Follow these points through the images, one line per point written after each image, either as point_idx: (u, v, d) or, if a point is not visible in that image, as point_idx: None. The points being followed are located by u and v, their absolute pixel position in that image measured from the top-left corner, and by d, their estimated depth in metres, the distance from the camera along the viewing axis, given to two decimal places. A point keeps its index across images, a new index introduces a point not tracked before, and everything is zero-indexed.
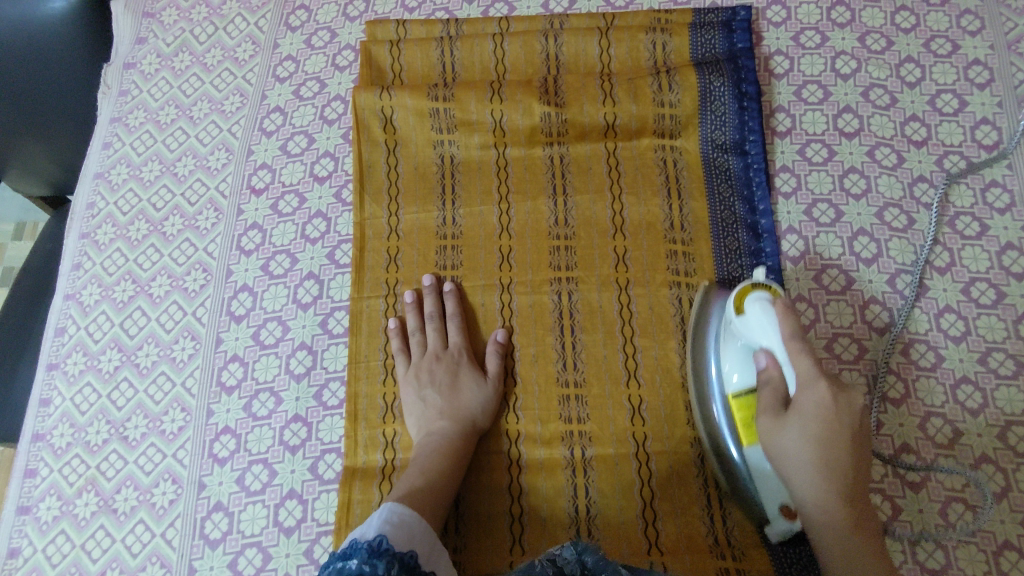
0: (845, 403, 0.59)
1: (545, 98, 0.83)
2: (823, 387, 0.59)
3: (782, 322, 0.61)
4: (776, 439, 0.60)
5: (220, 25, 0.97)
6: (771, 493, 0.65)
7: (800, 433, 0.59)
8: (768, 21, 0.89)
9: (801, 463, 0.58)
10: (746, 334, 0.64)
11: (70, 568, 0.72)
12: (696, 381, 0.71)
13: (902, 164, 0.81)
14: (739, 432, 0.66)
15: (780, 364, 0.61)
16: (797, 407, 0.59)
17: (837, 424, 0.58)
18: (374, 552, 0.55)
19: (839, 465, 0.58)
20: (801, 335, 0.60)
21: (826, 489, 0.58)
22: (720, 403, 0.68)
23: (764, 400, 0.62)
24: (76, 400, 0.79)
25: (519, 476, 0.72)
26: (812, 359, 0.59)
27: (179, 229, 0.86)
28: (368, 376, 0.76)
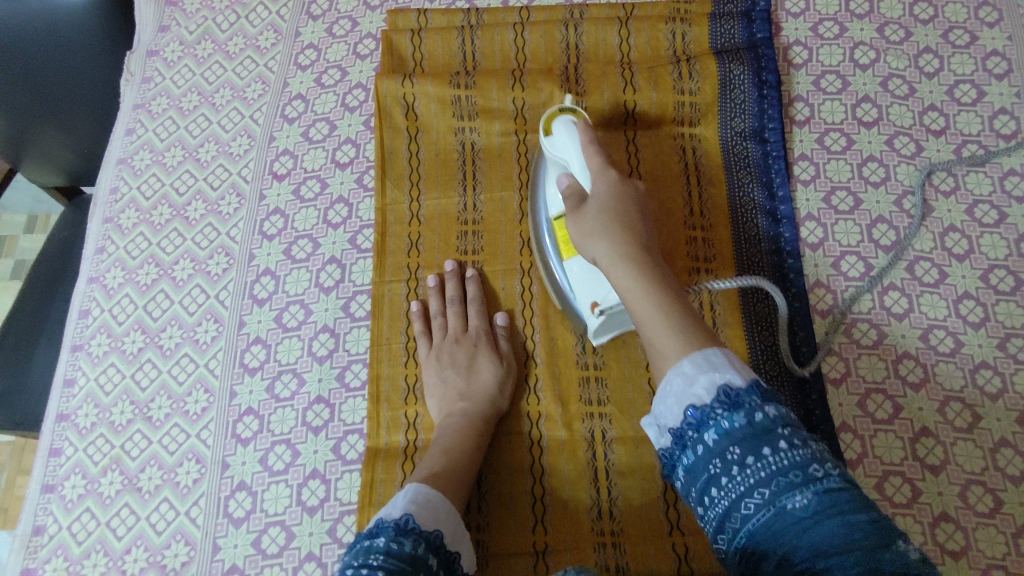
0: (630, 193, 0.66)
1: (566, 85, 0.84)
2: (612, 178, 0.66)
3: (582, 133, 0.68)
4: (576, 223, 0.65)
5: (243, 13, 0.98)
6: (587, 294, 0.70)
7: (597, 213, 0.64)
8: (787, 12, 0.89)
9: (601, 232, 0.63)
10: (554, 155, 0.71)
11: (94, 546, 0.73)
12: (533, 191, 0.78)
13: (920, 153, 0.82)
14: (561, 250, 0.73)
15: (578, 172, 0.68)
16: (593, 197, 0.66)
17: (625, 201, 0.65)
18: (401, 530, 0.56)
19: (633, 237, 0.62)
20: (597, 143, 0.68)
21: (618, 248, 0.62)
22: (546, 227, 0.75)
23: (567, 200, 0.67)
24: (101, 381, 0.80)
25: (541, 457, 0.72)
26: (602, 158, 0.67)
27: (202, 214, 0.87)
28: (390, 359, 0.77)
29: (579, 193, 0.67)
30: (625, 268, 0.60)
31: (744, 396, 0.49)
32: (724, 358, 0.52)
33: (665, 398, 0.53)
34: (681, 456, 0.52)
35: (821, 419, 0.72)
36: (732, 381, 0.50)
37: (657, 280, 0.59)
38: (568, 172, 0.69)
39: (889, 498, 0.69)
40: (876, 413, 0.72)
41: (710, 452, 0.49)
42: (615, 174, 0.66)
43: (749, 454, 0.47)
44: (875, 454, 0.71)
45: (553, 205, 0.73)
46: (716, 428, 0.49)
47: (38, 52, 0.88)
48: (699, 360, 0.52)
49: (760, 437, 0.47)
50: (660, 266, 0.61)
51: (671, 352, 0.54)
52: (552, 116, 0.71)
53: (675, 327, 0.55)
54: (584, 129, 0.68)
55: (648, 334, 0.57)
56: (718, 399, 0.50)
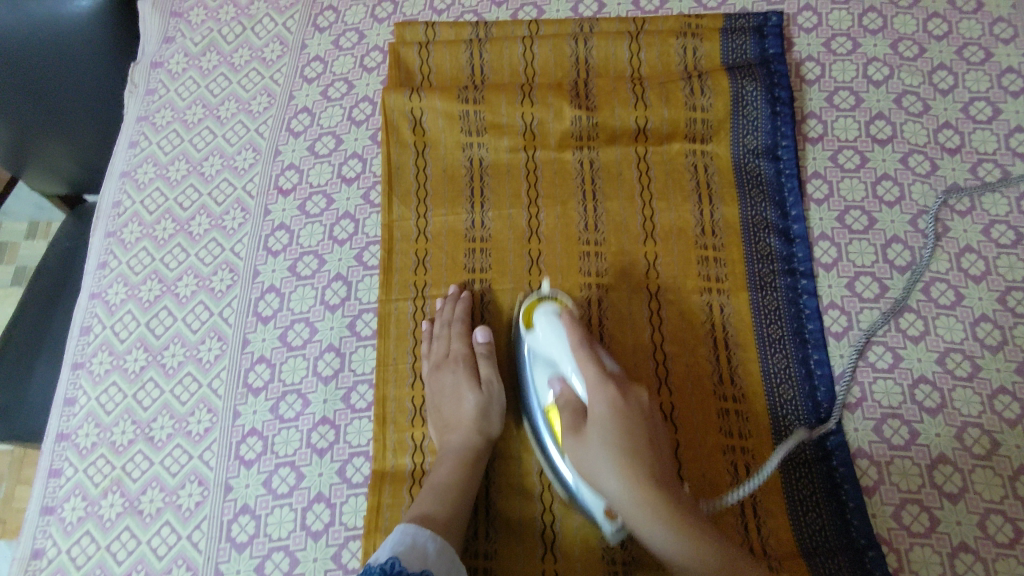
0: (632, 404, 0.62)
1: (575, 101, 0.83)
2: (611, 391, 0.62)
3: (571, 332, 0.66)
4: (579, 448, 0.61)
5: (248, 25, 0.97)
6: (596, 498, 0.63)
7: (598, 440, 0.60)
8: (799, 27, 0.88)
9: (607, 467, 0.58)
10: (545, 350, 0.69)
11: (94, 570, 0.72)
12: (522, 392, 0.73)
13: (935, 172, 0.81)
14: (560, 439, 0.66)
15: (576, 386, 0.65)
16: (591, 417, 0.62)
17: (626, 414, 0.61)
18: (386, 574, 0.56)
19: (641, 458, 0.58)
20: (587, 343, 0.65)
21: (637, 497, 0.56)
22: (541, 418, 0.69)
23: (564, 422, 0.63)
24: (102, 400, 0.79)
25: (551, 482, 0.71)
26: (595, 366, 0.64)
27: (206, 229, 0.86)
28: (396, 380, 0.76)
29: (576, 408, 0.64)
30: (642, 508, 0.56)
31: None
32: None
33: None
34: None
35: (836, 445, 0.71)
36: None
37: (682, 523, 0.55)
38: (562, 380, 0.66)
39: (907, 527, 0.68)
40: (892, 439, 0.71)
41: None
42: (614, 384, 0.62)
43: None
44: (892, 481, 0.69)
45: (548, 405, 0.68)
46: None
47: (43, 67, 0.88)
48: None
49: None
50: (676, 496, 0.58)
51: None
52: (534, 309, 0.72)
53: None
54: (569, 322, 0.67)
55: None
56: None
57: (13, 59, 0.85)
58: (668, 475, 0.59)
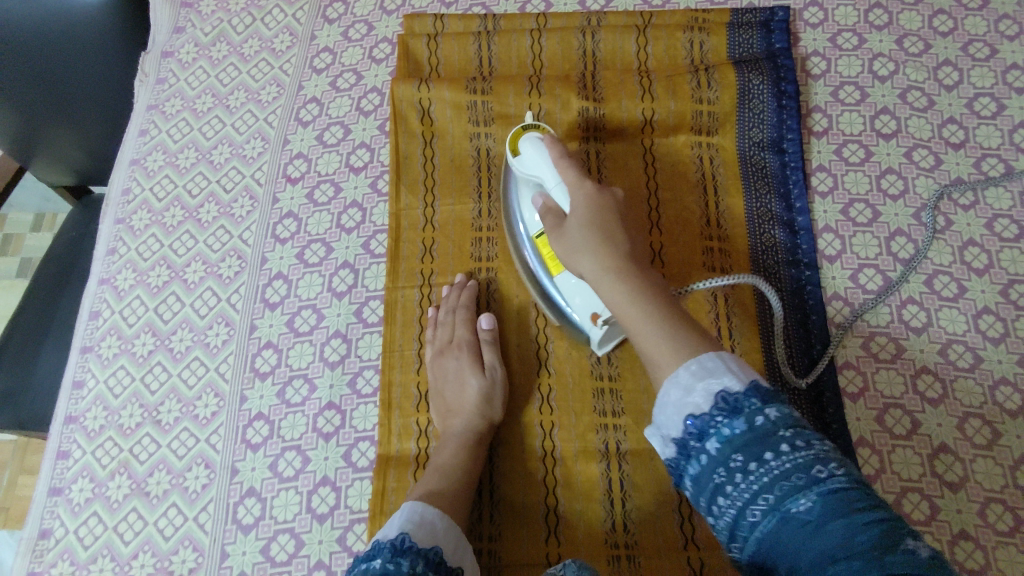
0: (609, 199, 0.62)
1: (582, 92, 0.83)
2: (589, 189, 0.62)
3: (551, 149, 0.65)
4: (564, 245, 0.61)
5: (258, 16, 0.98)
6: (586, 307, 0.69)
7: (579, 228, 0.60)
8: (805, 22, 0.89)
9: (585, 248, 0.59)
10: (524, 174, 0.67)
11: (101, 551, 0.72)
12: (508, 220, 0.75)
13: (939, 166, 0.81)
14: (549, 265, 0.71)
15: (555, 191, 0.64)
16: (569, 213, 0.62)
17: (602, 208, 0.61)
18: (397, 550, 0.55)
19: (614, 242, 0.59)
20: (569, 156, 0.64)
21: (603, 265, 0.57)
22: (528, 246, 0.73)
23: (549, 223, 0.63)
24: (110, 383, 0.79)
25: (555, 468, 0.71)
26: (575, 169, 0.63)
27: (215, 217, 0.87)
28: (402, 366, 0.76)
29: (557, 211, 0.64)
30: (608, 285, 0.57)
31: (743, 399, 0.46)
32: (723, 361, 0.49)
33: (664, 408, 0.49)
34: (687, 466, 0.48)
35: (838, 433, 0.71)
36: (730, 384, 0.47)
37: (644, 293, 0.55)
38: (543, 191, 0.66)
39: (908, 515, 0.68)
40: (894, 428, 0.71)
41: (714, 463, 0.46)
42: (592, 183, 0.62)
43: (749, 461, 0.44)
44: (893, 470, 0.70)
45: (534, 225, 0.70)
46: (716, 436, 0.46)
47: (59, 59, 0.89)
48: (692, 365, 0.49)
49: (761, 441, 0.44)
50: (648, 276, 0.57)
51: (665, 360, 0.51)
52: (518, 136, 0.68)
53: (664, 330, 0.52)
54: (553, 144, 0.65)
55: (638, 341, 0.54)
56: (716, 403, 0.47)
57: (28, 51, 0.86)
58: (646, 265, 0.59)
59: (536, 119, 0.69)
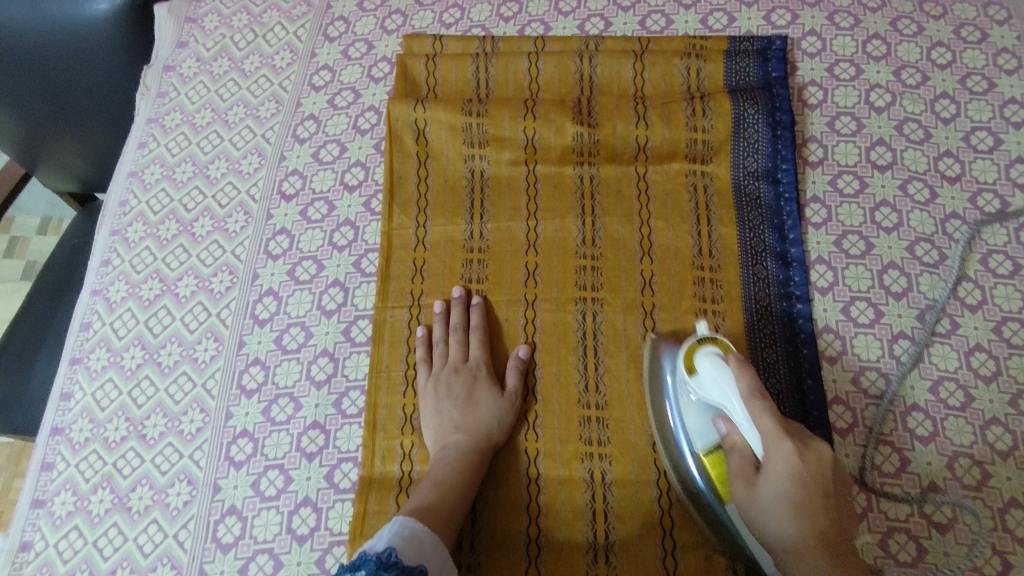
0: (812, 459, 0.57)
1: (578, 118, 0.83)
2: (789, 444, 0.57)
3: (741, 380, 0.61)
4: (758, 504, 0.58)
5: (260, 32, 0.99)
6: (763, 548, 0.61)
7: (776, 495, 0.57)
8: (803, 52, 0.89)
9: (780, 514, 0.57)
10: (702, 394, 0.64)
11: (80, 565, 0.72)
12: (651, 392, 0.71)
13: (934, 200, 0.81)
14: (719, 490, 0.64)
15: (747, 435, 0.61)
16: (766, 466, 0.58)
17: (806, 475, 0.57)
18: (383, 564, 0.55)
19: (815, 516, 0.56)
20: (761, 393, 0.60)
21: (801, 554, 0.55)
22: (684, 458, 0.67)
23: (735, 470, 0.61)
24: (97, 396, 0.80)
25: (539, 495, 0.71)
26: (772, 416, 0.58)
27: (208, 231, 0.87)
28: (388, 387, 0.76)
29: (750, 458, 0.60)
30: None
31: None
32: None
33: None
34: None
35: None
36: None
37: None
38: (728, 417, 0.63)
39: (893, 556, 0.67)
40: (883, 466, 0.70)
41: None
42: (792, 438, 0.57)
43: None
44: (880, 509, 0.69)
45: (701, 442, 0.66)
46: None
47: (70, 76, 0.92)
48: None
49: None
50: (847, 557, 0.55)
51: None
52: (696, 352, 0.66)
53: None
54: (739, 369, 0.62)
55: None
56: None
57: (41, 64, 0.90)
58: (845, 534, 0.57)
59: (711, 341, 0.66)
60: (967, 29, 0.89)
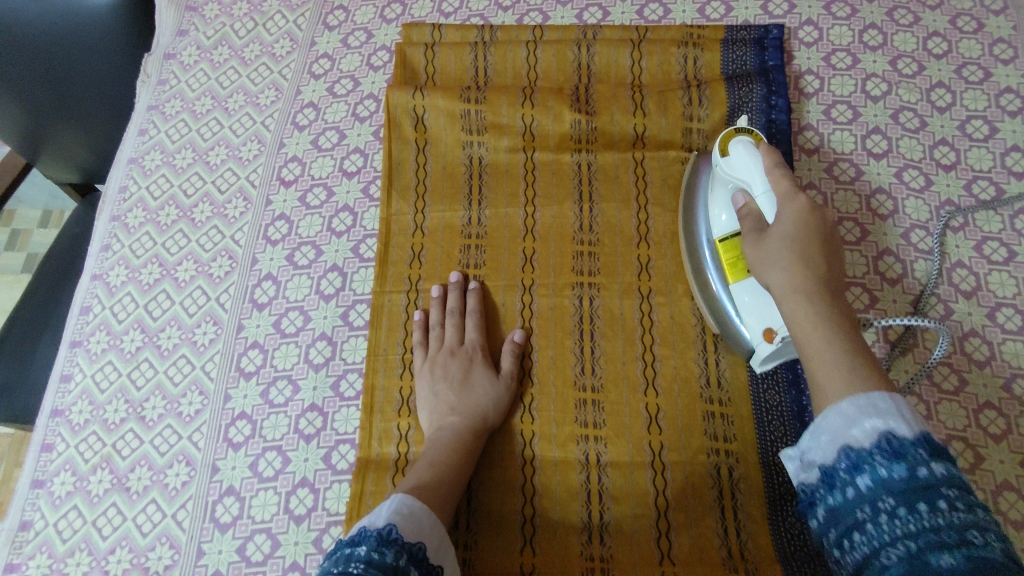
0: (818, 219, 0.64)
1: (575, 105, 0.84)
2: (800, 205, 0.64)
3: (765, 156, 0.68)
4: (759, 250, 0.65)
5: (260, 21, 0.99)
6: (758, 321, 0.68)
7: (778, 238, 0.63)
8: (800, 41, 0.89)
9: (777, 260, 0.62)
10: (728, 175, 0.71)
11: (79, 545, 0.72)
12: (686, 212, 0.78)
13: (929, 187, 0.81)
14: (729, 273, 0.72)
15: (759, 196, 0.67)
16: (775, 225, 0.65)
17: (809, 227, 0.63)
18: (383, 540, 0.56)
19: (813, 266, 0.61)
20: (781, 165, 0.67)
21: (792, 276, 0.61)
22: (705, 251, 0.76)
23: (747, 228, 0.67)
24: (97, 378, 0.80)
25: (534, 477, 0.71)
26: (790, 181, 0.66)
27: (208, 216, 0.87)
28: (385, 370, 0.77)
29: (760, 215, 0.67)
30: (798, 299, 0.60)
31: (910, 447, 0.47)
32: (894, 406, 0.50)
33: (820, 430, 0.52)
34: (826, 496, 0.51)
35: None
36: (895, 430, 0.48)
37: (832, 312, 0.58)
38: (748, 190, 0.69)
39: None
40: None
41: (861, 498, 0.48)
42: (804, 199, 0.64)
43: (902, 506, 0.46)
44: None
45: (720, 225, 0.73)
46: (872, 474, 0.48)
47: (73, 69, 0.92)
48: (859, 398, 0.51)
49: (919, 489, 0.46)
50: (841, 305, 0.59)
51: (835, 386, 0.53)
52: (729, 137, 0.71)
53: (842, 354, 0.55)
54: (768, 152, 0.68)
55: (808, 364, 0.57)
56: (879, 444, 0.48)
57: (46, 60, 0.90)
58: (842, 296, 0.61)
59: (746, 125, 0.72)
60: (964, 19, 0.89)
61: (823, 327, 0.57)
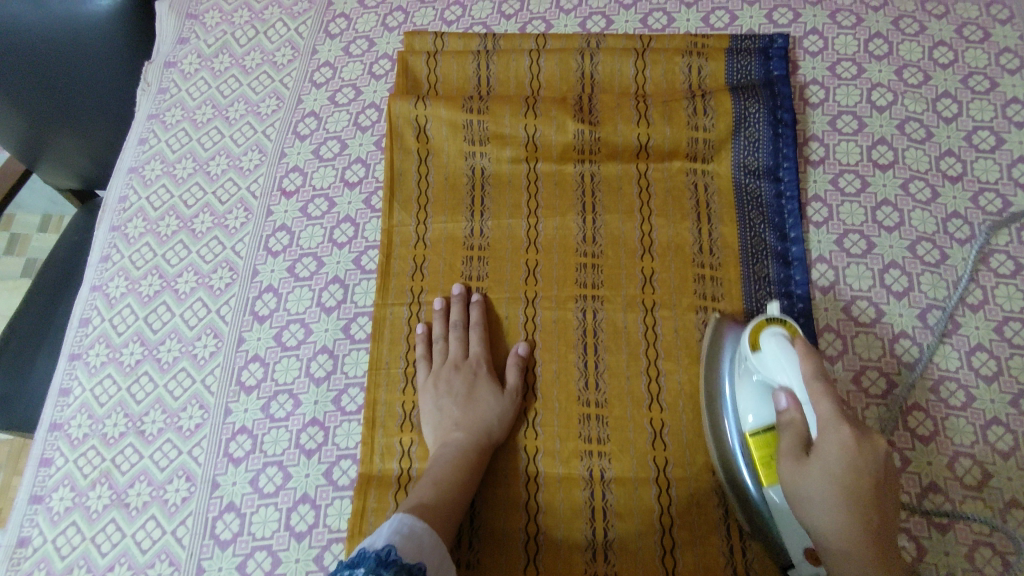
0: (869, 450, 0.54)
1: (579, 116, 0.83)
2: (846, 432, 0.55)
3: (804, 361, 0.60)
4: (798, 481, 0.57)
5: (261, 29, 0.99)
6: (798, 539, 0.62)
7: (821, 476, 0.55)
8: (805, 50, 0.89)
9: (826, 509, 0.55)
10: (765, 375, 0.64)
11: (78, 561, 0.72)
12: (708, 366, 0.72)
13: (935, 199, 0.80)
14: (761, 476, 0.64)
15: (802, 407, 0.59)
16: (816, 452, 0.56)
17: (860, 461, 0.54)
18: (381, 562, 0.55)
19: (865, 508, 0.54)
20: (822, 372, 0.59)
21: (850, 545, 0.54)
22: (732, 431, 0.68)
23: (784, 445, 0.59)
24: (96, 391, 0.79)
25: (537, 493, 0.71)
26: (832, 400, 0.56)
27: (208, 227, 0.87)
28: (387, 383, 0.76)
29: (801, 434, 0.59)
30: (857, 572, 0.53)
31: None
32: None
33: None
34: None
35: None
36: None
37: None
38: (785, 392, 0.61)
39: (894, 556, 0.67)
40: None
41: None
42: (849, 424, 0.55)
43: None
44: None
45: (750, 419, 0.66)
46: None
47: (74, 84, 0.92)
48: None
49: None
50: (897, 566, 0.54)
51: None
52: (760, 329, 0.65)
53: None
54: (807, 354, 0.60)
55: None
56: None
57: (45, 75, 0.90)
58: (891, 528, 0.55)
59: (779, 314, 0.66)
60: (970, 28, 0.89)
61: None
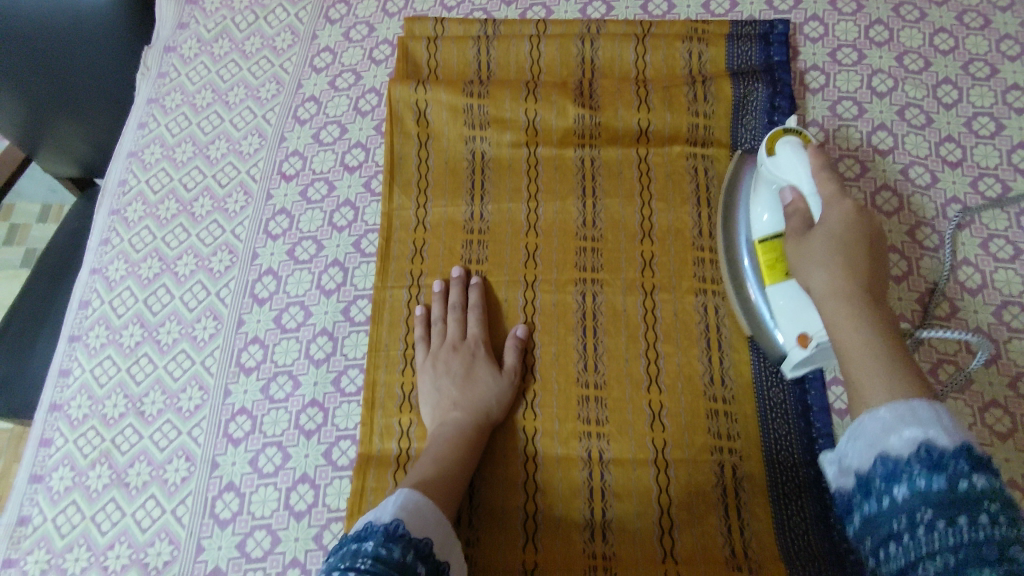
0: (865, 222, 0.65)
1: (578, 100, 0.83)
2: (846, 206, 0.65)
3: (814, 159, 0.68)
4: (802, 247, 0.66)
5: (261, 14, 0.99)
6: (794, 322, 0.68)
7: (823, 240, 0.64)
8: (806, 36, 0.89)
9: (823, 260, 0.63)
10: (776, 178, 0.71)
11: (78, 540, 0.72)
12: (726, 207, 0.77)
13: (935, 184, 0.81)
14: (765, 276, 0.71)
15: (806, 195, 0.68)
16: (821, 222, 0.65)
17: (856, 226, 0.65)
18: (390, 535, 0.55)
19: (857, 270, 0.62)
20: (829, 170, 0.68)
21: (838, 279, 0.61)
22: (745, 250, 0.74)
23: (792, 224, 0.68)
24: (96, 372, 0.80)
25: (536, 474, 0.71)
26: (836, 184, 0.66)
27: (209, 211, 0.87)
28: (387, 365, 0.76)
29: (805, 214, 0.67)
30: (839, 301, 0.60)
31: (950, 458, 0.45)
32: (935, 414, 0.48)
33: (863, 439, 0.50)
34: (862, 504, 0.49)
35: (824, 450, 0.69)
36: (936, 440, 0.46)
37: (868, 312, 0.59)
38: (794, 188, 0.69)
39: None
40: None
41: (897, 508, 0.46)
42: (850, 201, 0.66)
43: (939, 519, 0.43)
44: None
45: (758, 227, 0.72)
46: (908, 483, 0.46)
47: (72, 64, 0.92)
48: (897, 405, 0.50)
49: (957, 502, 0.43)
50: (884, 309, 0.60)
51: (877, 388, 0.53)
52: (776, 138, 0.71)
53: (879, 359, 0.55)
54: (818, 153, 0.69)
55: (845, 359, 0.57)
56: (918, 454, 0.46)
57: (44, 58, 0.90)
58: (883, 298, 0.62)
59: (795, 125, 0.72)
60: (971, 15, 0.89)
61: (875, 355, 0.55)
